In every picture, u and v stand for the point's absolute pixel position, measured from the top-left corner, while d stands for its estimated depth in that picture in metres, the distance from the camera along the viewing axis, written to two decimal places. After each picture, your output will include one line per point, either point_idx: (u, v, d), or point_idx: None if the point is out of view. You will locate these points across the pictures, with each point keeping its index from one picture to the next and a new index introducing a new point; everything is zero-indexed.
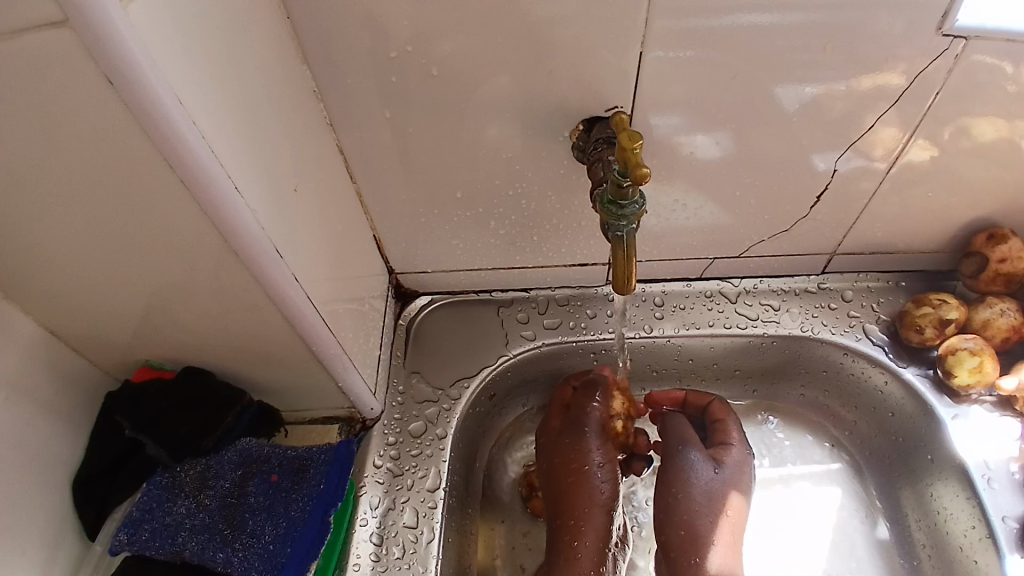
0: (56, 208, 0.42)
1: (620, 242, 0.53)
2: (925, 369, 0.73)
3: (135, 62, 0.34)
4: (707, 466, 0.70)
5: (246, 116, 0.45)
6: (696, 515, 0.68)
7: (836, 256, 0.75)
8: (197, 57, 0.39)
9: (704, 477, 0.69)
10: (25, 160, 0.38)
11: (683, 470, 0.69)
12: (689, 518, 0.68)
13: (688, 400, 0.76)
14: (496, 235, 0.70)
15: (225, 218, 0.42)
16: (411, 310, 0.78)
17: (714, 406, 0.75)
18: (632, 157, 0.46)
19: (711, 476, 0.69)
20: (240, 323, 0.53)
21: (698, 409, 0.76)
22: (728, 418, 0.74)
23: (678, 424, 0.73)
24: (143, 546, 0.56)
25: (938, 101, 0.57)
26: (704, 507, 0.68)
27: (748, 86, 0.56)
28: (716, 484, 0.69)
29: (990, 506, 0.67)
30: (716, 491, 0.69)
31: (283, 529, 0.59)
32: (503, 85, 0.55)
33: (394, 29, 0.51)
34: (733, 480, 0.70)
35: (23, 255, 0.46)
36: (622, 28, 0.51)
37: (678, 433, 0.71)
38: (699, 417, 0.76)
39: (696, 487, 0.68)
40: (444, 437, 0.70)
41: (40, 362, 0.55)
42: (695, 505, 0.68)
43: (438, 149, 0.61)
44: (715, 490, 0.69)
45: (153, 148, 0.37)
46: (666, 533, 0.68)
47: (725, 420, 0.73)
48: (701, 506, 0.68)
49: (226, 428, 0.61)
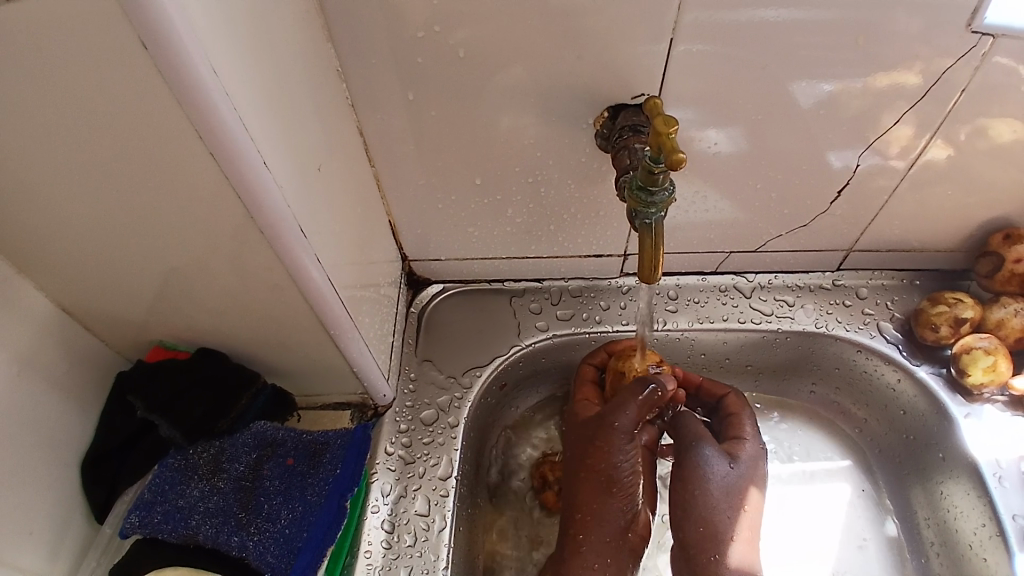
0: (79, 178, 0.41)
1: (649, 230, 0.53)
2: (938, 368, 0.73)
3: (171, 26, 0.33)
4: (722, 461, 0.69)
5: (275, 89, 0.44)
6: (715, 511, 0.67)
7: (853, 253, 0.75)
8: (231, 25, 0.38)
9: (719, 473, 0.68)
10: (49, 127, 0.37)
11: (698, 467, 0.68)
12: (708, 516, 0.67)
13: (703, 388, 0.76)
14: (513, 224, 0.69)
15: (251, 193, 0.41)
16: (423, 297, 0.77)
17: (728, 399, 0.74)
18: (668, 143, 0.46)
19: (725, 471, 0.69)
20: (259, 304, 0.52)
21: (711, 399, 0.76)
22: (742, 411, 0.73)
23: (692, 421, 0.72)
24: (155, 529, 0.56)
25: (960, 101, 0.56)
26: (722, 503, 0.67)
27: (772, 79, 0.55)
28: (732, 479, 0.69)
29: (1000, 504, 0.67)
30: (734, 486, 0.68)
31: (299, 513, 0.58)
32: (527, 71, 0.54)
33: (417, 9, 0.50)
34: (747, 474, 0.70)
35: (41, 229, 0.45)
36: (650, 15, 0.50)
37: (691, 431, 0.70)
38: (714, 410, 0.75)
39: (713, 483, 0.68)
40: (456, 425, 0.69)
41: (53, 339, 0.54)
42: (713, 501, 0.67)
43: (458, 134, 0.60)
44: (731, 484, 0.68)
45: (183, 117, 0.36)
46: (684, 530, 0.67)
47: (739, 415, 0.73)
48: (720, 502, 0.67)
49: (240, 410, 0.60)
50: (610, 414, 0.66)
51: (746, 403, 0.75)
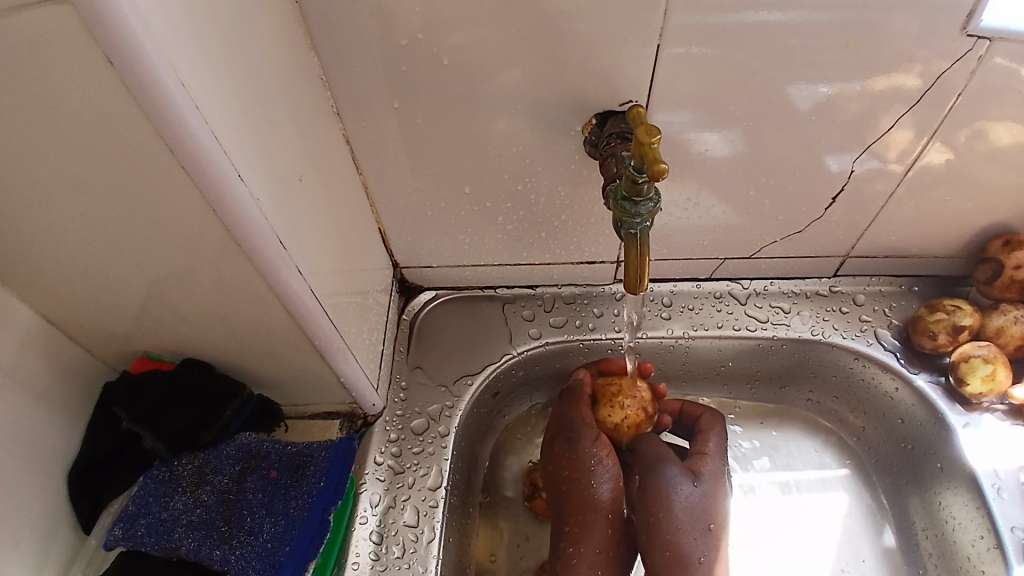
0: (56, 194, 0.41)
1: (634, 240, 0.53)
2: (936, 376, 0.72)
3: (135, 42, 0.32)
4: (686, 480, 0.67)
5: (251, 101, 0.43)
6: (680, 533, 0.65)
7: (849, 259, 0.74)
8: (201, 39, 0.37)
9: (683, 493, 0.67)
10: (23, 142, 0.37)
11: (661, 489, 0.66)
12: (673, 537, 0.65)
13: (685, 410, 0.76)
14: (504, 230, 0.69)
15: (226, 206, 0.41)
16: (415, 305, 0.76)
17: (703, 418, 0.74)
18: (650, 152, 0.45)
19: (689, 491, 0.67)
20: (243, 315, 0.52)
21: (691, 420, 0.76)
22: (716, 428, 0.73)
23: (657, 441, 0.69)
24: (138, 542, 0.56)
25: (958, 103, 0.55)
26: (686, 525, 0.66)
27: (765, 82, 0.54)
28: (696, 498, 0.67)
29: (998, 516, 0.66)
30: (698, 506, 0.67)
31: (282, 527, 0.58)
32: (514, 78, 0.54)
33: (403, 17, 0.50)
34: (710, 491, 0.68)
35: (21, 242, 0.45)
36: (637, 22, 0.50)
37: (654, 452, 0.68)
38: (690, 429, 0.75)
39: (677, 504, 0.66)
40: (446, 435, 0.69)
41: (38, 351, 0.54)
42: (677, 523, 0.65)
43: (445, 142, 0.59)
44: (695, 505, 0.67)
45: (154, 133, 0.36)
46: (651, 555, 0.65)
47: (708, 432, 0.73)
48: (685, 524, 0.65)
49: (225, 422, 0.60)
50: (562, 426, 0.70)
51: (723, 421, 0.74)
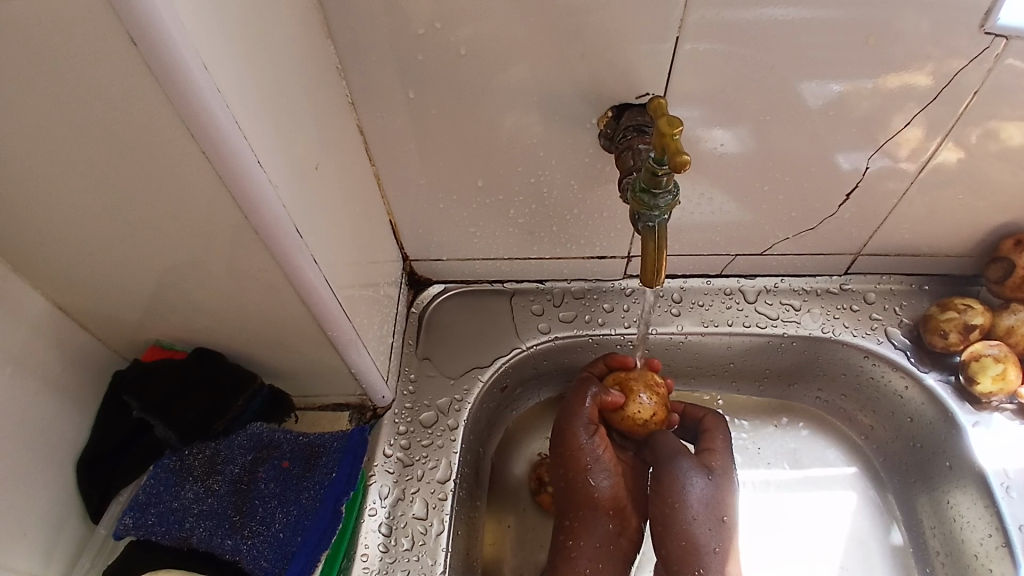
0: (72, 178, 0.40)
1: (652, 232, 0.53)
2: (947, 375, 0.71)
3: (160, 22, 0.32)
4: (700, 474, 0.68)
5: (270, 88, 0.43)
6: (694, 524, 0.66)
7: (861, 257, 0.73)
8: (223, 22, 0.37)
9: (697, 486, 0.67)
10: (41, 126, 0.37)
11: (675, 481, 0.67)
12: (688, 528, 0.65)
13: (686, 412, 0.76)
14: (515, 224, 0.68)
15: (243, 192, 0.41)
16: (424, 297, 0.76)
17: (707, 418, 0.74)
18: (672, 144, 0.45)
19: (702, 484, 0.67)
20: (256, 304, 0.51)
21: (694, 421, 0.75)
22: (717, 428, 0.73)
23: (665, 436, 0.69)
24: (149, 531, 0.56)
25: (973, 103, 0.55)
26: (700, 515, 0.66)
27: (779, 79, 0.54)
28: (710, 491, 0.67)
29: (1007, 515, 0.66)
30: (712, 498, 0.67)
31: (294, 517, 0.57)
32: (529, 70, 0.53)
33: (418, 7, 0.49)
34: (722, 485, 0.69)
35: (35, 228, 0.45)
36: (655, 15, 0.49)
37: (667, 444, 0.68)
38: (693, 430, 0.75)
39: (691, 496, 0.66)
40: (455, 428, 0.68)
41: (48, 338, 0.54)
42: (690, 514, 0.66)
43: (457, 134, 0.59)
44: (709, 497, 0.67)
45: (175, 117, 0.36)
46: (666, 545, 0.66)
47: (713, 431, 0.73)
48: (700, 514, 0.66)
49: (236, 411, 0.60)
50: (566, 419, 0.68)
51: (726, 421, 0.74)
